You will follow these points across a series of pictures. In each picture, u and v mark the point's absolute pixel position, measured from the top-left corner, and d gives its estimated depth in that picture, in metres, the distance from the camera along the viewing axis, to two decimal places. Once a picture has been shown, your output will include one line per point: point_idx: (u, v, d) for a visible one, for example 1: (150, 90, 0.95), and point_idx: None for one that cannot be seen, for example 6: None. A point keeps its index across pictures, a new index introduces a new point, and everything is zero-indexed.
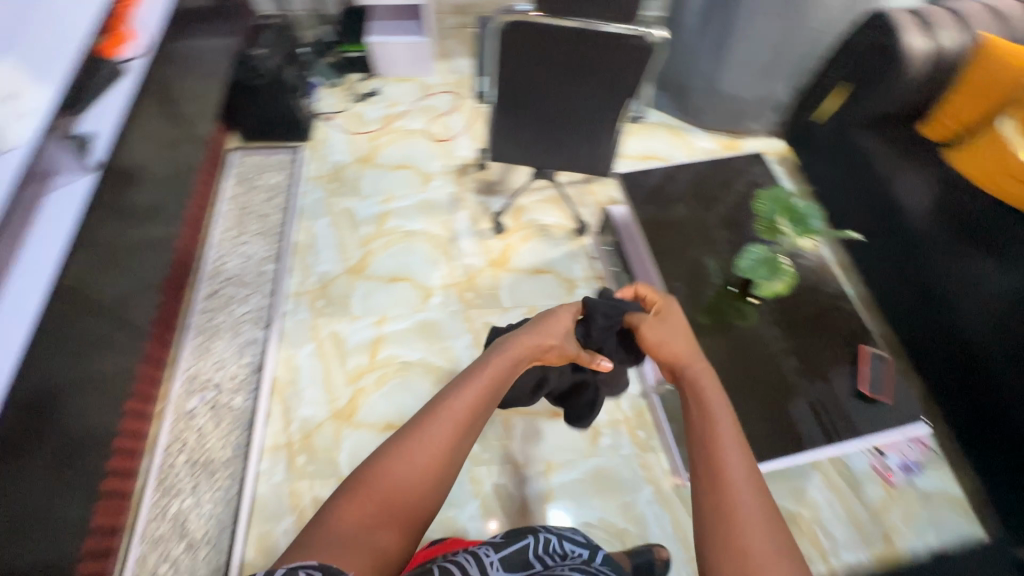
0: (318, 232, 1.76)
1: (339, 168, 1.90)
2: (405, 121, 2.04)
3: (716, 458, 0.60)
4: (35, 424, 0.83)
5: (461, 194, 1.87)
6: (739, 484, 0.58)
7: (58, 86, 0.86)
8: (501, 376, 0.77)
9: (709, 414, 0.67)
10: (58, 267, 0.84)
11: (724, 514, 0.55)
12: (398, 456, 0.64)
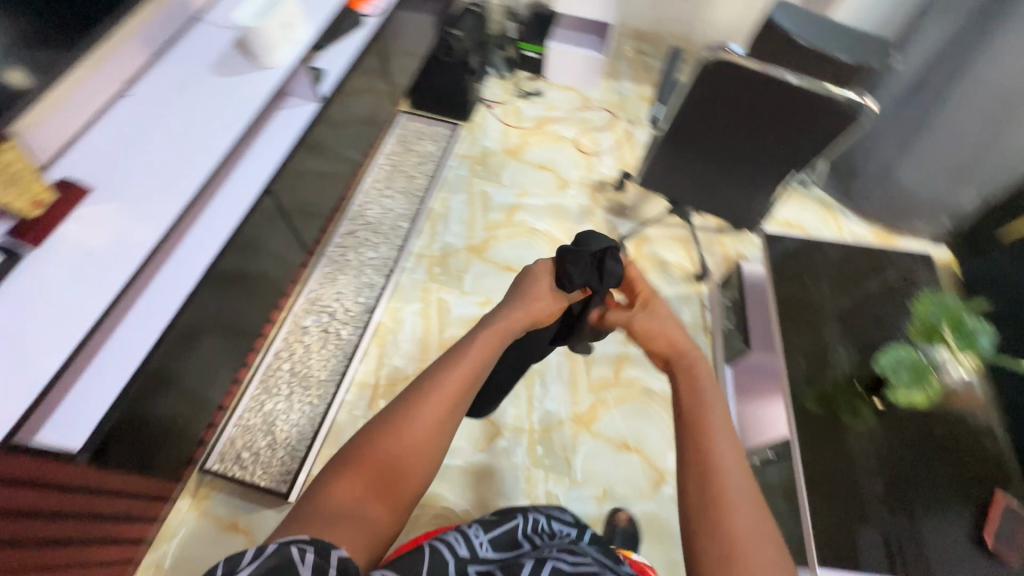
0: (454, 205, 1.88)
1: (487, 153, 2.02)
2: (558, 127, 2.11)
3: (710, 461, 0.56)
4: (215, 296, 0.97)
5: (592, 208, 1.91)
6: (737, 490, 0.55)
7: (319, 26, 1.02)
8: (498, 341, 0.67)
9: (701, 395, 0.64)
10: (273, 174, 1.01)
11: (712, 498, 0.54)
12: (386, 427, 0.57)
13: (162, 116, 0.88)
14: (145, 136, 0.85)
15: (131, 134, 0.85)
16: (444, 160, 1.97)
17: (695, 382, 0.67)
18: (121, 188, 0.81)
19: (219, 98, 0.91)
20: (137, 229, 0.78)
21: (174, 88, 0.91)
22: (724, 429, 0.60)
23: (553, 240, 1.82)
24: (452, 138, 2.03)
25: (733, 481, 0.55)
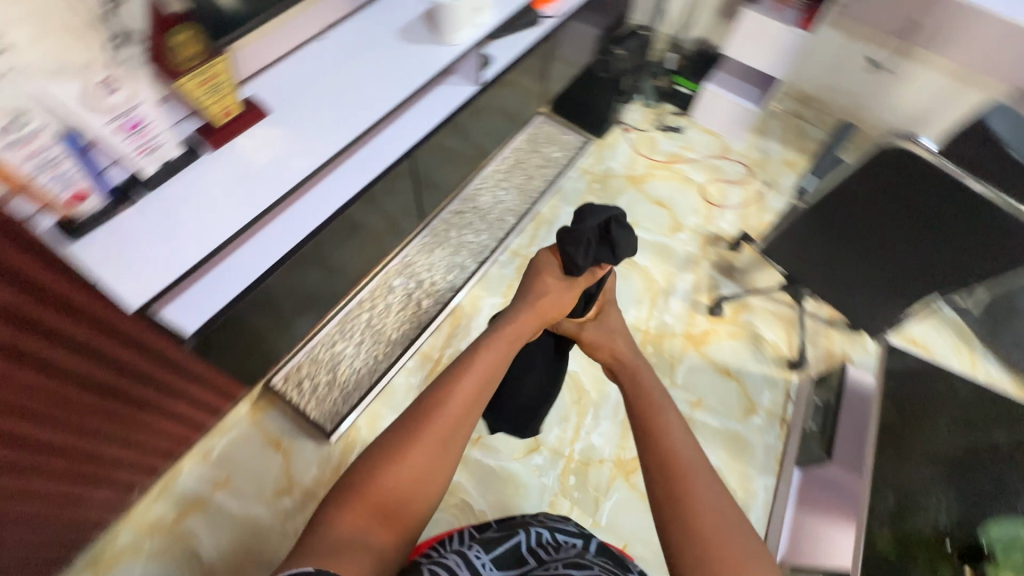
0: (562, 215, 1.88)
1: (609, 174, 2.00)
2: (688, 169, 2.05)
3: (682, 496, 0.56)
4: (334, 237, 1.04)
5: (698, 259, 1.83)
6: (712, 518, 0.55)
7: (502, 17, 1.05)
8: (490, 366, 0.69)
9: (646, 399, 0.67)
10: (417, 142, 1.06)
11: (680, 499, 0.56)
12: (385, 458, 0.61)
13: (343, 63, 0.95)
14: (323, 78, 0.93)
15: (311, 72, 0.93)
16: (566, 168, 1.97)
17: (647, 403, 0.65)
18: (291, 118, 0.89)
19: (395, 61, 0.96)
20: (292, 158, 0.85)
21: (359, 41, 0.98)
22: (689, 458, 0.59)
23: (648, 278, 1.77)
24: (580, 150, 2.03)
25: (708, 516, 0.55)
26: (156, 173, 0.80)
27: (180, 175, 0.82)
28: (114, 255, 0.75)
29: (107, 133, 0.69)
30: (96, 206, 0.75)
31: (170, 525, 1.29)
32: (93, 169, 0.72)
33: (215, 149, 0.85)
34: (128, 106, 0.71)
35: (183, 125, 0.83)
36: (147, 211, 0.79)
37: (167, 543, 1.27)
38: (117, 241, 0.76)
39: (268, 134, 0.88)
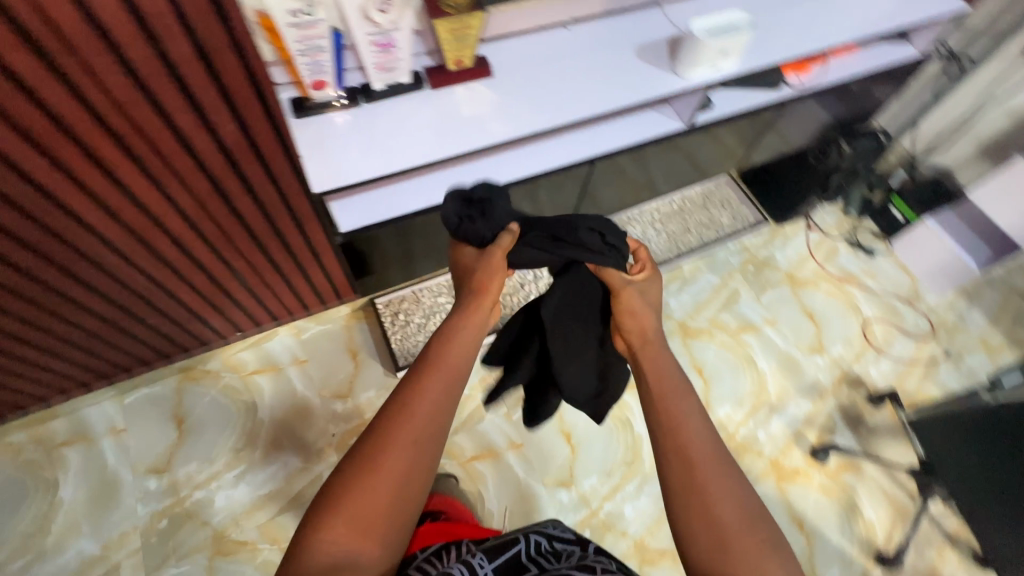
0: (700, 280, 1.78)
1: (768, 262, 1.84)
2: (860, 296, 1.81)
3: (698, 488, 0.62)
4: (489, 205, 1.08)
5: (826, 392, 1.61)
6: (731, 504, 0.61)
7: (748, 67, 0.97)
8: (453, 369, 0.71)
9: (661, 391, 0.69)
10: (603, 155, 1.06)
11: (700, 501, 0.61)
12: (359, 473, 0.64)
13: (575, 55, 0.95)
14: (552, 61, 0.93)
15: (544, 52, 0.94)
16: (728, 237, 1.84)
17: (665, 393, 0.69)
18: (509, 87, 0.91)
19: (623, 71, 0.94)
20: (491, 124, 0.88)
21: (598, 36, 0.97)
22: (705, 451, 0.64)
23: (760, 384, 1.61)
24: (752, 226, 1.87)
25: (725, 509, 0.61)
26: (382, 89, 0.87)
27: (398, 99, 0.88)
28: (318, 142, 0.85)
29: (363, 43, 0.73)
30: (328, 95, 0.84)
31: (248, 372, 1.47)
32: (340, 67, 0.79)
33: (435, 90, 0.89)
34: (389, 30, 0.73)
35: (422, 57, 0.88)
36: (359, 118, 0.87)
37: (239, 385, 1.45)
38: (327, 133, 0.86)
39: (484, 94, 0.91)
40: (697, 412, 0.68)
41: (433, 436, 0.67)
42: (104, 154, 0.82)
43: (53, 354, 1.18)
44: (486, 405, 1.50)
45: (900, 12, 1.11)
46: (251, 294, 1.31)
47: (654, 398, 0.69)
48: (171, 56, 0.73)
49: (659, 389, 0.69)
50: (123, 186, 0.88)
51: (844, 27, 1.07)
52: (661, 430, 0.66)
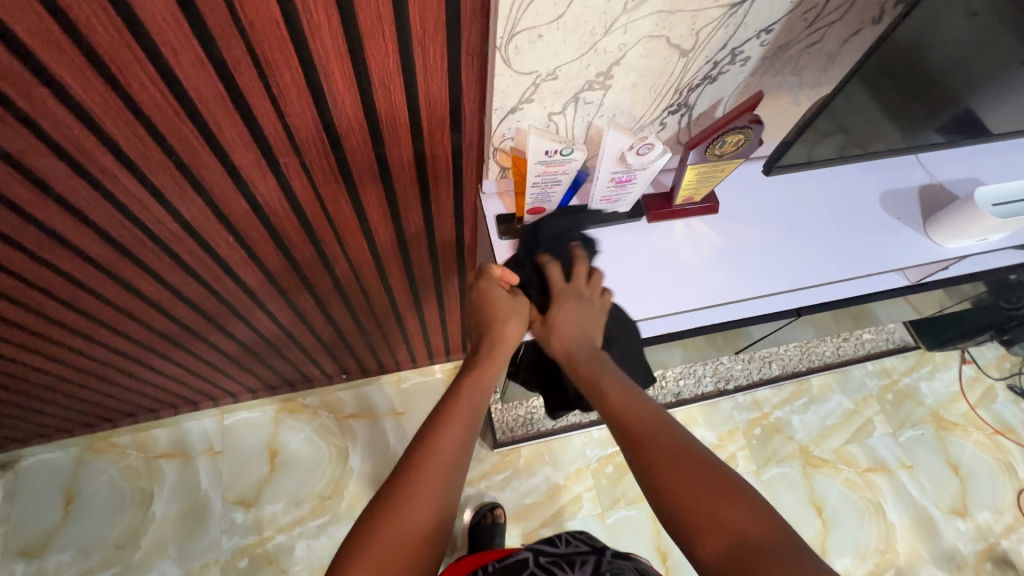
0: (829, 400, 1.60)
1: (910, 393, 1.64)
2: (1018, 454, 1.57)
3: (700, 507, 0.51)
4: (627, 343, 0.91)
5: (965, 566, 1.41)
6: (745, 511, 0.50)
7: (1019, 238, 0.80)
8: (473, 406, 0.66)
9: (618, 407, 0.62)
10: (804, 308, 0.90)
11: (701, 519, 0.51)
12: (380, 512, 0.55)
13: (813, 199, 0.82)
14: (784, 202, 0.81)
15: (773, 191, 0.82)
16: (867, 356, 1.65)
17: (601, 376, 0.66)
18: (731, 227, 0.79)
19: (866, 226, 0.81)
20: (713, 276, 0.76)
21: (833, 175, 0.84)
22: (642, 419, 0.60)
23: (887, 540, 1.42)
24: (898, 348, 1.67)
25: (674, 464, 0.54)
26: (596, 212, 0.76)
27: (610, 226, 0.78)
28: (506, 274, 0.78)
29: (602, 177, 0.64)
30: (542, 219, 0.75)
31: (345, 415, 1.44)
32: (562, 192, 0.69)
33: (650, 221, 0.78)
34: (636, 168, 0.63)
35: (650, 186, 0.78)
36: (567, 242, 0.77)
37: (334, 427, 1.42)
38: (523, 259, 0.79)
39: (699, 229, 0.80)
40: (666, 425, 0.59)
41: (456, 474, 0.60)
42: (289, 237, 0.77)
43: (176, 379, 1.17)
44: (579, 501, 1.41)
45: None
46: (369, 348, 1.26)
47: (619, 426, 0.60)
48: (389, 160, 0.66)
49: (590, 377, 0.66)
50: (295, 262, 0.84)
51: None
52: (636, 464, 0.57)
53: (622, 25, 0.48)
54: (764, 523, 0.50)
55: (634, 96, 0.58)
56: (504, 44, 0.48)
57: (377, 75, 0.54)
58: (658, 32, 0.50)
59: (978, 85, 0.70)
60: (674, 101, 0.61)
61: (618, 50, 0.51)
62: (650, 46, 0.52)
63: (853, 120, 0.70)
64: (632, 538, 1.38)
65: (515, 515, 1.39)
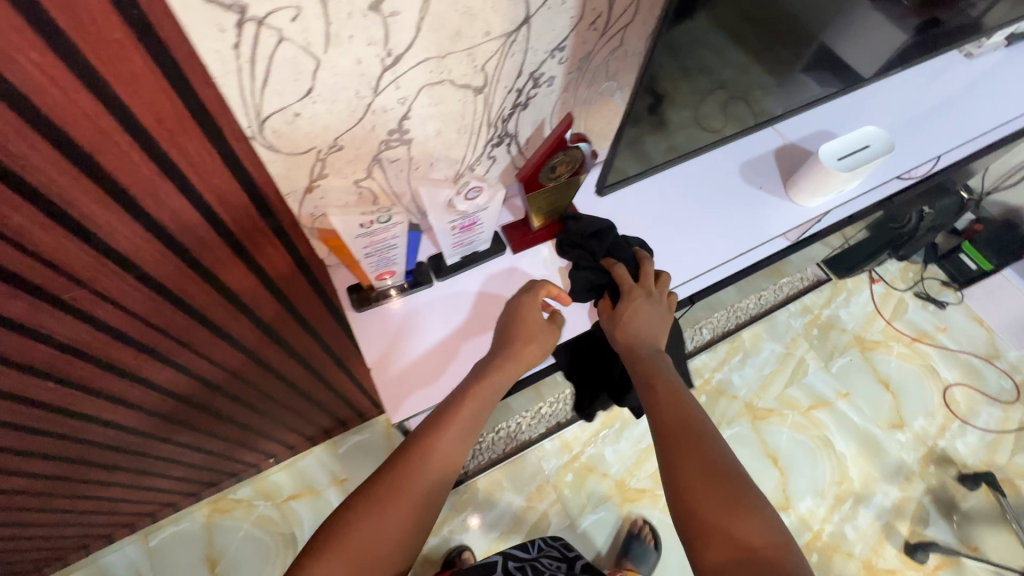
0: (762, 349, 1.64)
1: (833, 323, 1.71)
2: (936, 356, 1.67)
3: (716, 525, 0.54)
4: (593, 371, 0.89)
5: (912, 475, 1.49)
6: (756, 530, 0.54)
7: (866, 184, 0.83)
8: (467, 420, 0.67)
9: (669, 405, 0.64)
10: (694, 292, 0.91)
11: (718, 533, 0.54)
12: (361, 510, 0.60)
13: (679, 191, 0.85)
14: (649, 201, 0.83)
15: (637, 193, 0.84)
16: (788, 300, 1.70)
17: (649, 371, 0.68)
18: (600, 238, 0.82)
19: (728, 204, 0.84)
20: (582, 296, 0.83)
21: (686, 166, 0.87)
22: (689, 424, 0.63)
23: (841, 471, 1.48)
24: (813, 284, 1.74)
25: (698, 475, 0.57)
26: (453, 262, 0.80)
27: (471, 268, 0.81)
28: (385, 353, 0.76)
29: (441, 229, 0.59)
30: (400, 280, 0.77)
31: (284, 499, 1.33)
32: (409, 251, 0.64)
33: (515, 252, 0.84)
34: (477, 211, 0.59)
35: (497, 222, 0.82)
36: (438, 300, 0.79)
37: (276, 515, 1.32)
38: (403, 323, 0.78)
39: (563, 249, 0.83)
40: (708, 433, 0.61)
41: (450, 473, 0.65)
42: (127, 362, 0.68)
43: (70, 523, 1.04)
44: (547, 517, 1.39)
45: (1018, 93, 1.01)
46: (286, 426, 1.17)
47: (660, 426, 0.63)
48: (202, 263, 0.58)
49: (646, 370, 0.68)
50: (148, 381, 0.75)
51: (963, 123, 0.97)
52: (666, 467, 0.60)
53: (390, 81, 0.46)
54: (772, 547, 0.53)
55: (444, 141, 0.54)
56: (258, 132, 0.48)
57: (137, 188, 0.46)
58: (438, 78, 0.47)
59: (828, 24, 0.71)
60: (496, 136, 0.57)
61: (399, 105, 0.47)
62: (435, 94, 0.48)
63: (727, 74, 0.71)
64: (606, 540, 1.37)
65: (484, 554, 1.34)
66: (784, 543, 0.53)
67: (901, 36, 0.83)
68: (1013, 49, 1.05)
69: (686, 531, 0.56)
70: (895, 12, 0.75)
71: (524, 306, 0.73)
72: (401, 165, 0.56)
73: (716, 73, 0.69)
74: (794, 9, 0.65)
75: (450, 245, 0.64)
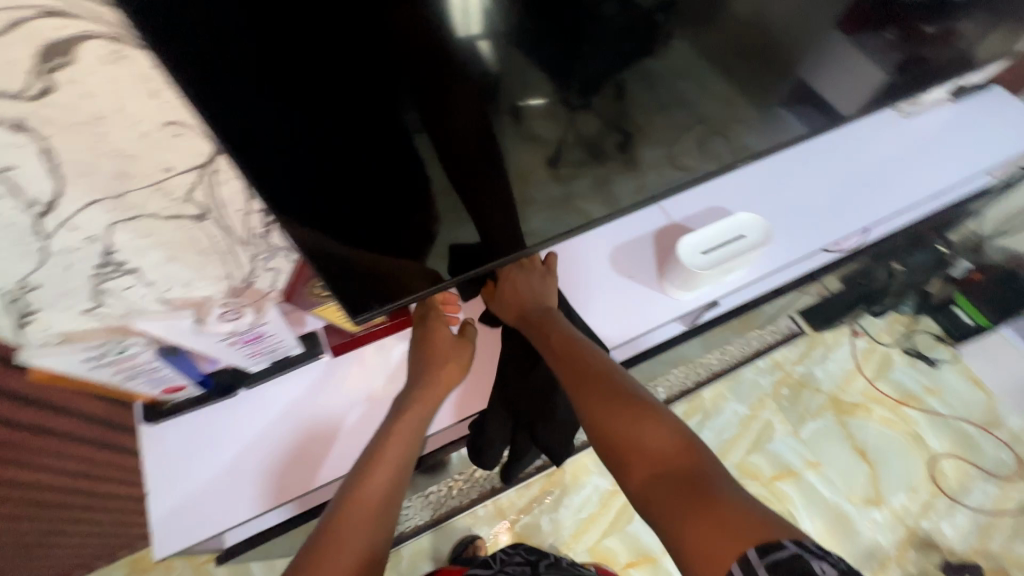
0: (725, 410, 1.52)
1: (807, 382, 1.57)
2: (923, 423, 1.51)
3: (639, 442, 0.59)
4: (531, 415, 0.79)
5: (888, 561, 1.33)
6: (673, 438, 0.59)
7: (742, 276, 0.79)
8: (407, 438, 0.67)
9: (568, 351, 0.71)
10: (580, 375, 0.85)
11: (637, 447, 0.59)
12: (335, 518, 0.57)
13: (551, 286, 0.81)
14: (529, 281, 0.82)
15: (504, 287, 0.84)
16: (757, 354, 1.56)
17: (543, 328, 0.74)
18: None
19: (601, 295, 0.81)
20: None
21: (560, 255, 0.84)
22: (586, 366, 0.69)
23: None
24: (786, 338, 1.59)
25: (612, 407, 0.63)
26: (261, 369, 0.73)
27: (285, 375, 0.74)
28: (168, 481, 0.68)
29: (218, 348, 0.61)
30: (193, 394, 0.71)
31: (200, 561, 1.30)
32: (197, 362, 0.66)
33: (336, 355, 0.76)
34: (252, 325, 0.61)
35: (303, 323, 0.75)
36: (239, 412, 0.72)
37: None
38: (199, 436, 0.71)
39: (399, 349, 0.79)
40: (615, 374, 0.68)
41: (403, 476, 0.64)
42: None
43: None
44: None
45: (966, 156, 0.90)
46: None
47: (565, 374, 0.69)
48: None
49: (539, 327, 0.74)
50: None
51: (892, 191, 0.87)
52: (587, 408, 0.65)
53: (63, 226, 0.47)
54: (687, 446, 0.58)
55: (181, 264, 0.59)
56: None
57: None
58: (125, 215, 0.50)
59: (807, 55, 0.73)
60: (247, 253, 0.62)
61: (91, 243, 0.50)
62: (136, 228, 0.52)
63: (708, 109, 0.74)
64: None
65: None
66: (689, 439, 0.58)
67: (882, 75, 0.82)
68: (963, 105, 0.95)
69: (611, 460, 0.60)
70: (874, 46, 0.76)
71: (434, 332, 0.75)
72: (139, 292, 0.59)
73: (695, 107, 0.72)
74: (777, 39, 0.69)
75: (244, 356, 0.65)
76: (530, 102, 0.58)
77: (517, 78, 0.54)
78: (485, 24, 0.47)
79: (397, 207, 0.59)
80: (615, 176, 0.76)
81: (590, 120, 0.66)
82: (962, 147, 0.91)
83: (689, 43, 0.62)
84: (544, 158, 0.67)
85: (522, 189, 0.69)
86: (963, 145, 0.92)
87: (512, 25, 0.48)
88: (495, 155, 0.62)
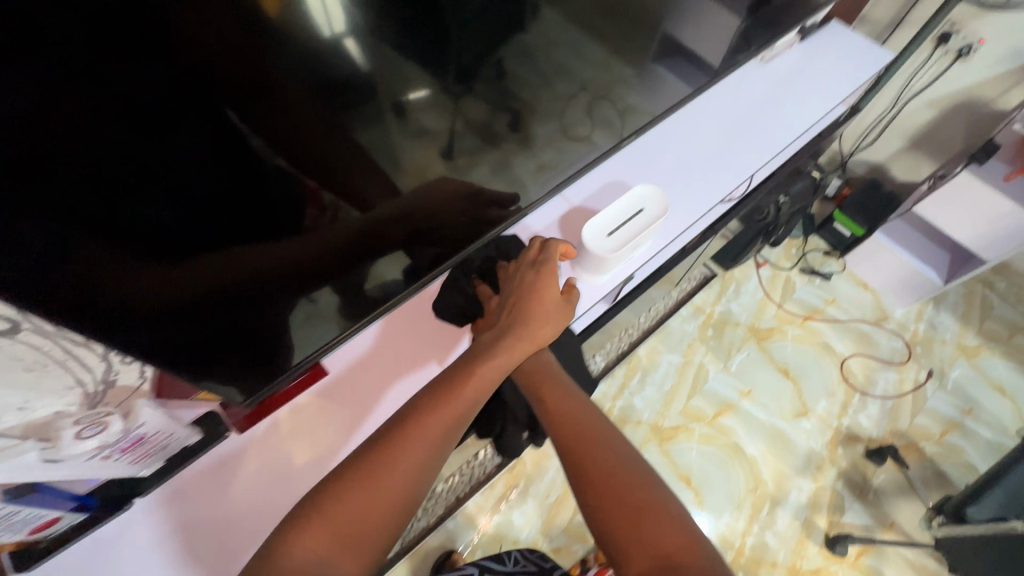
0: (661, 363, 1.58)
1: (727, 319, 1.67)
2: (829, 331, 1.67)
3: (638, 521, 0.58)
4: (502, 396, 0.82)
5: (823, 463, 1.47)
6: (675, 526, 0.58)
7: (650, 250, 0.81)
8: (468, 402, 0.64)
9: (568, 413, 0.71)
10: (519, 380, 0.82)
11: (637, 522, 0.58)
12: (335, 495, 0.54)
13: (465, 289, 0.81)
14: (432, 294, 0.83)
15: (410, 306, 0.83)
16: (679, 304, 1.64)
17: (547, 386, 0.74)
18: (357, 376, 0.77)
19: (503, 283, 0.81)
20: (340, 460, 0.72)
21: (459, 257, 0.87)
22: (575, 417, 0.70)
23: (755, 476, 1.43)
24: (701, 283, 1.68)
25: (610, 479, 0.63)
26: (154, 469, 0.65)
27: (189, 466, 0.67)
28: None
29: (91, 468, 0.55)
30: (74, 521, 0.60)
31: None
32: (66, 486, 0.57)
33: (243, 429, 0.71)
34: (126, 431, 0.56)
35: (197, 406, 0.67)
36: (144, 521, 0.64)
37: None
38: (98, 562, 0.61)
39: (316, 403, 0.74)
40: (619, 446, 0.67)
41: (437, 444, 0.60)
42: None
43: None
44: None
45: (822, 89, 0.97)
46: None
47: (563, 437, 0.68)
48: None
49: (538, 383, 0.74)
50: None
51: (766, 135, 0.92)
52: (583, 470, 0.65)
53: None
54: (688, 546, 0.56)
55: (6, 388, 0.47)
56: None
57: None
58: None
59: (662, 10, 0.73)
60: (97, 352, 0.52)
61: None
62: None
63: (579, 77, 0.72)
64: None
65: None
66: (693, 535, 0.57)
67: (734, 21, 0.84)
68: (809, 42, 1.02)
69: (611, 532, 0.59)
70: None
71: (541, 287, 0.72)
72: None
73: (576, 74, 0.70)
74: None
75: (123, 466, 0.59)
76: (413, 94, 0.53)
77: (391, 72, 0.49)
78: (349, 21, 0.43)
79: (266, 275, 0.53)
80: (510, 162, 0.74)
81: (476, 106, 0.62)
82: (814, 84, 0.98)
83: (557, 9, 0.60)
84: (439, 152, 0.62)
85: (426, 187, 0.64)
86: (815, 82, 0.98)
87: (373, 13, 0.44)
88: (387, 158, 0.56)
